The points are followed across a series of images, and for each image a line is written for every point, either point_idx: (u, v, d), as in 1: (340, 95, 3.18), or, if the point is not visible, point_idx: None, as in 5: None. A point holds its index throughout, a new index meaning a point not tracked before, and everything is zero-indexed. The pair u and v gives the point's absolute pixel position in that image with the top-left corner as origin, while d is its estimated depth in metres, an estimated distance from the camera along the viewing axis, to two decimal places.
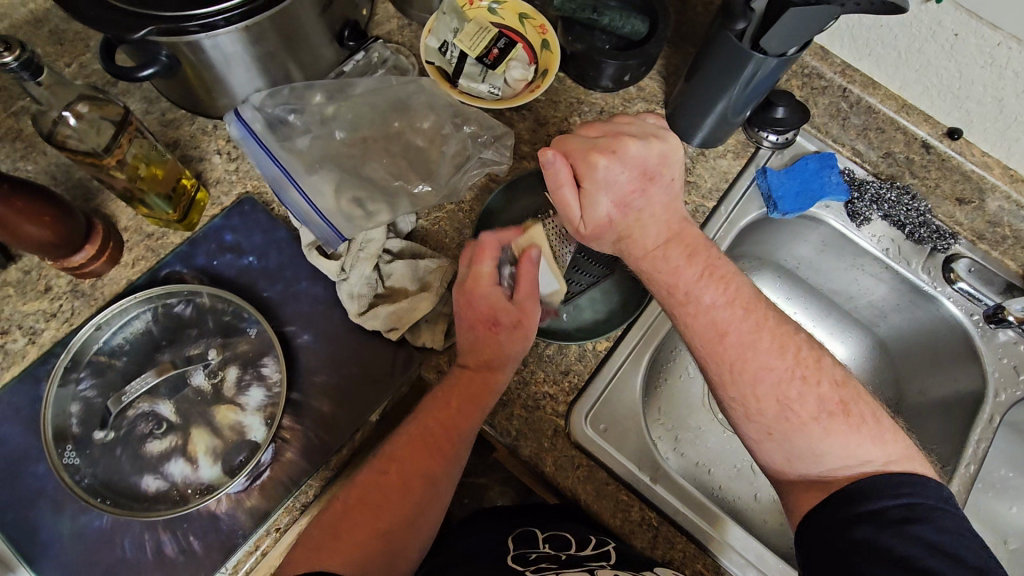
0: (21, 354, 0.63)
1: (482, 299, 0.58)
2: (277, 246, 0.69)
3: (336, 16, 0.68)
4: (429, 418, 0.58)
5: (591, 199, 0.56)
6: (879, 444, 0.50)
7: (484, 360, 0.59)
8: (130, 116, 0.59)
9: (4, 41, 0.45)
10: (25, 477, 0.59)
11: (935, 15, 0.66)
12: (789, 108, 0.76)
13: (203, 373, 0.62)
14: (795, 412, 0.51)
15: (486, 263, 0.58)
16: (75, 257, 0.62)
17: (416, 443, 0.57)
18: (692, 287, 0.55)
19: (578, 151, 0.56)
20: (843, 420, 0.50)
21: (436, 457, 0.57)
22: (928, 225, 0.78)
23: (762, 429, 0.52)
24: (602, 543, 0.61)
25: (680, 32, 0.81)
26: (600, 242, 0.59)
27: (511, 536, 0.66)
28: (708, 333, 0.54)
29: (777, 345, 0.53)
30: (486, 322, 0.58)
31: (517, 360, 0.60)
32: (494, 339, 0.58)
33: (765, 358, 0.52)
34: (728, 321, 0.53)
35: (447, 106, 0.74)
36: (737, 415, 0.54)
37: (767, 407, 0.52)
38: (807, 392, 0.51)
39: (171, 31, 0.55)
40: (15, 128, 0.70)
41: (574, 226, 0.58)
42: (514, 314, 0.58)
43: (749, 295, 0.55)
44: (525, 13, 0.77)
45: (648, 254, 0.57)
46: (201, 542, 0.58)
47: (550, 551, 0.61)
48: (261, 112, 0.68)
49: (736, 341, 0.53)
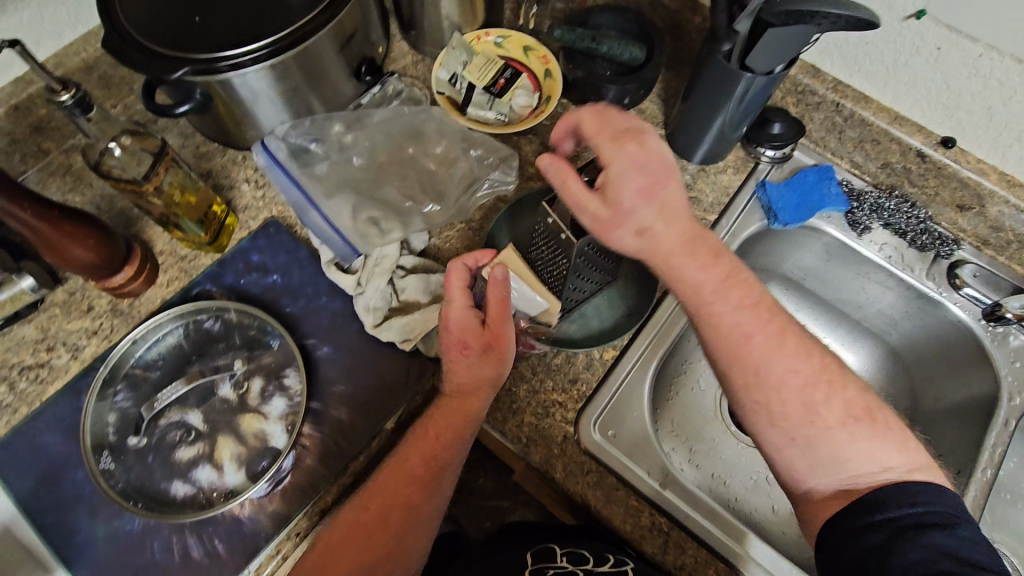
0: (65, 369, 0.68)
1: (456, 322, 0.61)
2: (299, 265, 0.74)
3: (355, 53, 0.74)
4: (412, 450, 0.61)
5: (615, 183, 0.56)
6: (902, 450, 0.52)
7: (459, 387, 0.62)
8: (167, 148, 0.64)
9: (61, 82, 0.51)
10: (65, 482, 0.63)
11: (917, 31, 0.69)
12: (786, 124, 0.79)
13: (230, 384, 0.66)
14: (821, 416, 0.53)
15: (455, 287, 0.61)
16: (115, 278, 0.67)
17: (397, 475, 0.60)
18: (720, 289, 0.57)
19: (606, 136, 0.57)
20: (867, 424, 0.53)
21: (417, 485, 0.60)
22: (929, 232, 0.79)
23: (785, 433, 0.54)
24: (620, 562, 0.62)
25: (677, 58, 0.86)
26: (619, 236, 0.58)
27: (529, 551, 0.68)
28: (731, 334, 0.56)
29: (791, 349, 0.55)
30: (458, 346, 0.61)
31: (492, 380, 0.61)
32: (465, 363, 0.61)
33: (790, 362, 0.55)
34: (749, 325, 0.56)
35: (458, 133, 0.79)
36: (759, 419, 0.55)
37: (792, 411, 0.54)
38: (833, 396, 0.54)
39: (204, 71, 0.61)
40: (66, 163, 0.77)
41: (592, 214, 0.57)
42: (483, 337, 0.60)
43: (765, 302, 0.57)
44: (529, 45, 0.83)
45: (674, 253, 0.57)
46: (225, 545, 0.60)
47: (567, 567, 0.62)
48: (286, 143, 0.74)
49: (762, 344, 0.55)
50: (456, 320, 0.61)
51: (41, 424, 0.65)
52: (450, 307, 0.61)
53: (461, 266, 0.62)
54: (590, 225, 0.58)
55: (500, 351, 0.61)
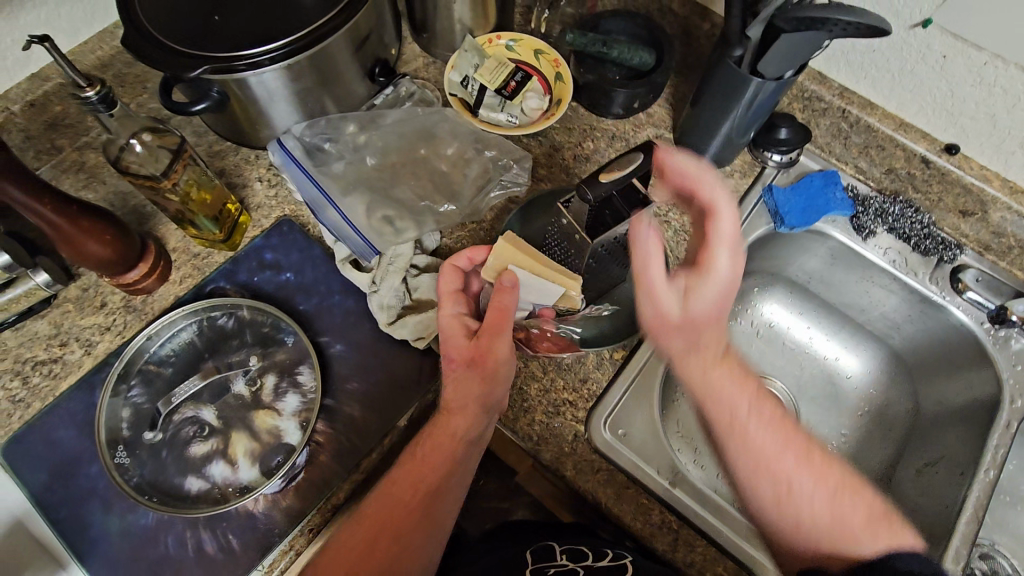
0: (78, 364, 0.68)
1: (444, 331, 0.62)
2: (312, 263, 0.74)
3: (369, 55, 0.75)
4: (399, 475, 0.60)
5: (696, 298, 0.57)
6: (895, 528, 0.52)
7: (446, 404, 0.61)
8: (185, 146, 0.65)
9: (86, 78, 0.52)
10: (79, 476, 0.63)
11: (923, 39, 0.71)
12: (793, 129, 0.80)
13: (244, 380, 0.67)
14: (818, 499, 0.54)
15: (446, 296, 0.63)
16: (130, 274, 0.68)
17: (385, 500, 0.58)
18: (720, 375, 0.57)
19: (709, 249, 0.58)
20: (863, 504, 0.53)
21: (409, 508, 0.58)
22: (934, 237, 0.80)
23: (782, 515, 0.54)
24: (620, 556, 0.64)
25: (686, 63, 0.87)
26: (674, 339, 0.58)
27: (528, 549, 0.69)
28: (754, 445, 0.55)
29: (810, 464, 0.55)
30: (445, 356, 0.62)
31: (479, 399, 0.60)
32: (452, 376, 0.61)
33: (786, 447, 0.55)
34: (770, 441, 0.55)
35: (470, 135, 0.80)
36: (755, 501, 0.55)
37: (789, 493, 0.54)
38: (827, 478, 0.54)
39: (222, 70, 0.61)
40: (79, 161, 0.78)
41: (659, 315, 0.58)
42: (466, 348, 0.60)
43: (775, 408, 0.57)
44: (540, 48, 0.84)
45: (707, 371, 0.57)
46: (239, 540, 0.60)
47: (568, 565, 0.63)
48: (301, 141, 0.75)
49: (759, 428, 0.56)
50: (444, 328, 0.62)
51: (55, 419, 0.65)
52: (441, 314, 0.63)
53: (449, 271, 0.64)
54: (651, 316, 0.59)
55: (484, 368, 0.60)
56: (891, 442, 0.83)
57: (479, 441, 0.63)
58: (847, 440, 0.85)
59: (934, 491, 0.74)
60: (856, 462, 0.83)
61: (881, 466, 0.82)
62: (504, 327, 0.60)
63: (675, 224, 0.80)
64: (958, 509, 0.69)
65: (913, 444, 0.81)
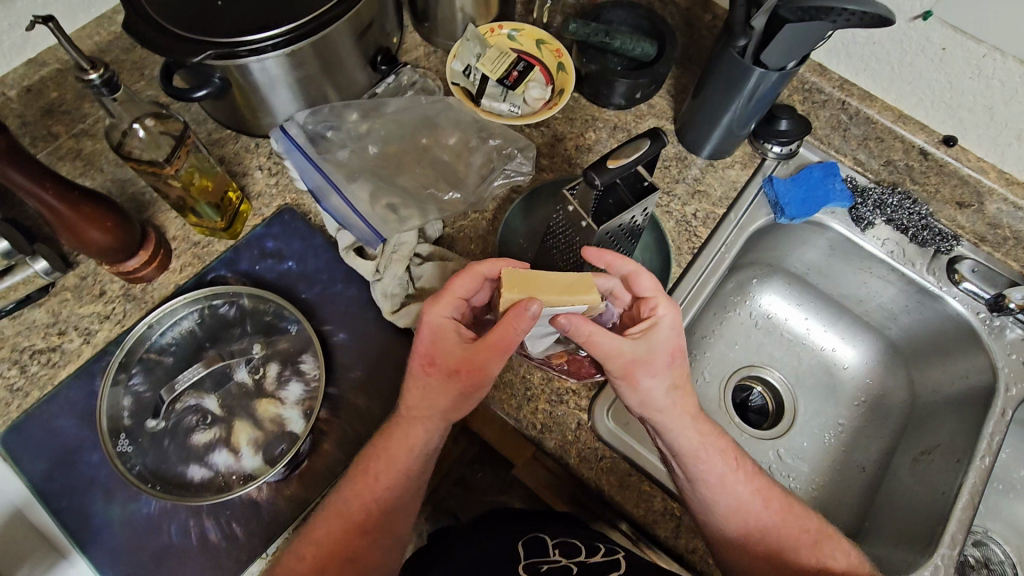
0: (77, 353, 0.68)
1: (430, 335, 0.56)
2: (315, 252, 0.74)
3: (371, 43, 0.75)
4: (352, 492, 0.57)
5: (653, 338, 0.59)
6: (843, 553, 0.62)
7: (409, 410, 0.57)
8: (188, 131, 0.64)
9: (90, 61, 0.51)
10: (80, 465, 0.62)
11: (923, 31, 0.71)
12: (792, 121, 0.81)
13: (246, 369, 0.66)
14: (780, 533, 0.62)
15: (445, 299, 0.57)
16: (129, 262, 0.67)
17: (336, 519, 0.56)
18: (700, 441, 0.61)
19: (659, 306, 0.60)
20: (816, 536, 0.62)
21: (355, 538, 0.55)
22: (930, 228, 0.81)
23: (752, 553, 0.61)
24: (612, 551, 0.61)
25: (687, 55, 0.88)
26: (651, 390, 0.59)
27: (519, 542, 0.65)
28: (743, 514, 0.61)
29: (774, 505, 0.63)
30: (424, 358, 0.56)
31: (444, 410, 0.56)
32: (421, 382, 0.56)
33: (753, 494, 0.62)
34: (753, 504, 0.62)
35: (473, 123, 0.80)
36: (725, 545, 0.61)
37: (758, 537, 0.61)
38: (785, 516, 0.63)
39: (225, 56, 0.61)
40: (75, 148, 0.76)
41: (622, 360, 0.58)
42: (452, 359, 0.55)
43: (748, 467, 0.63)
44: (542, 39, 0.84)
45: (702, 457, 0.61)
46: (244, 528, 0.60)
47: (562, 561, 0.60)
48: (303, 129, 0.75)
49: (731, 481, 0.62)
50: (430, 327, 0.56)
51: (55, 407, 0.64)
52: (431, 312, 0.57)
53: (467, 275, 0.57)
54: (620, 370, 0.59)
55: (465, 382, 0.55)
56: (887, 431, 0.84)
57: (434, 453, 0.59)
58: (844, 429, 0.86)
59: (929, 480, 0.75)
60: (853, 451, 0.84)
61: (877, 456, 0.83)
62: (499, 351, 0.53)
63: (676, 215, 0.81)
64: (953, 496, 0.70)
65: (909, 434, 0.82)
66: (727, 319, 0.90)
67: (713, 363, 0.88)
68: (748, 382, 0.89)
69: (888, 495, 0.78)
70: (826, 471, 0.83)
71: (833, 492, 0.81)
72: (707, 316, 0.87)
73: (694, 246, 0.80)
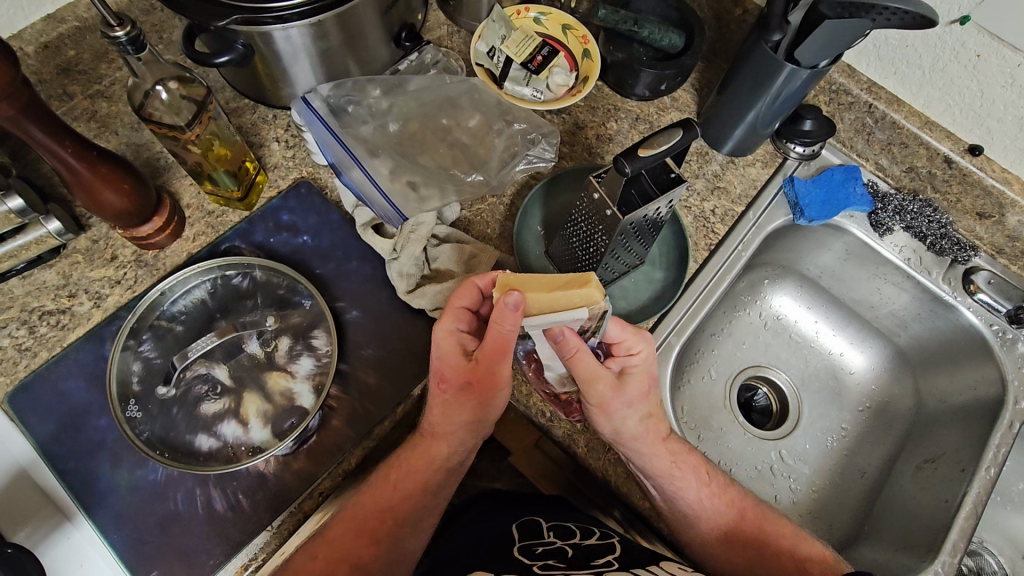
0: (86, 316, 0.67)
1: (441, 355, 0.57)
2: (330, 228, 0.73)
3: (396, 19, 0.73)
4: (367, 497, 0.58)
5: (623, 376, 0.61)
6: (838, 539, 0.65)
7: (431, 428, 0.59)
8: (210, 98, 0.62)
9: (117, 17, 0.49)
10: (87, 429, 0.62)
11: (959, 37, 0.71)
12: (817, 121, 0.80)
13: (257, 341, 0.66)
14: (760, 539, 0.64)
15: (449, 315, 0.57)
16: (144, 227, 0.66)
17: (348, 524, 0.56)
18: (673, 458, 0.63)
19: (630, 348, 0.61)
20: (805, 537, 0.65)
21: (367, 545, 0.56)
22: (949, 237, 0.81)
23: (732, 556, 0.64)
24: (606, 535, 0.60)
25: (713, 49, 0.87)
26: (627, 420, 0.61)
27: (515, 524, 0.62)
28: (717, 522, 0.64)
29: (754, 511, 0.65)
30: (437, 376, 0.58)
31: (464, 425, 0.58)
32: (440, 400, 0.58)
33: (730, 505, 0.65)
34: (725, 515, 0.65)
35: (496, 106, 0.79)
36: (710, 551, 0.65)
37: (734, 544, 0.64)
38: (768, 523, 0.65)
39: (249, 21, 0.59)
40: (90, 109, 0.75)
41: (600, 394, 0.59)
42: (463, 372, 0.56)
43: (718, 480, 0.65)
44: (568, 24, 0.82)
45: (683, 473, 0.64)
46: (250, 500, 0.60)
47: (557, 544, 0.57)
48: (326, 101, 0.74)
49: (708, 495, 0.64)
50: (439, 346, 0.57)
51: (64, 369, 0.64)
52: (437, 327, 0.58)
53: (465, 285, 0.58)
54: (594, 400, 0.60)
55: (479, 393, 0.57)
56: (892, 436, 0.84)
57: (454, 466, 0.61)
58: (847, 434, 0.85)
59: (932, 489, 0.75)
60: (856, 455, 0.84)
61: (880, 462, 0.83)
62: (506, 352, 0.54)
63: (695, 210, 0.80)
64: (956, 505, 0.71)
65: (913, 439, 0.82)
66: (737, 318, 0.90)
67: (719, 361, 0.88)
68: (753, 382, 0.89)
69: (888, 502, 0.78)
70: (826, 473, 0.83)
71: (835, 495, 0.81)
72: (716, 314, 0.87)
73: (711, 243, 0.79)
